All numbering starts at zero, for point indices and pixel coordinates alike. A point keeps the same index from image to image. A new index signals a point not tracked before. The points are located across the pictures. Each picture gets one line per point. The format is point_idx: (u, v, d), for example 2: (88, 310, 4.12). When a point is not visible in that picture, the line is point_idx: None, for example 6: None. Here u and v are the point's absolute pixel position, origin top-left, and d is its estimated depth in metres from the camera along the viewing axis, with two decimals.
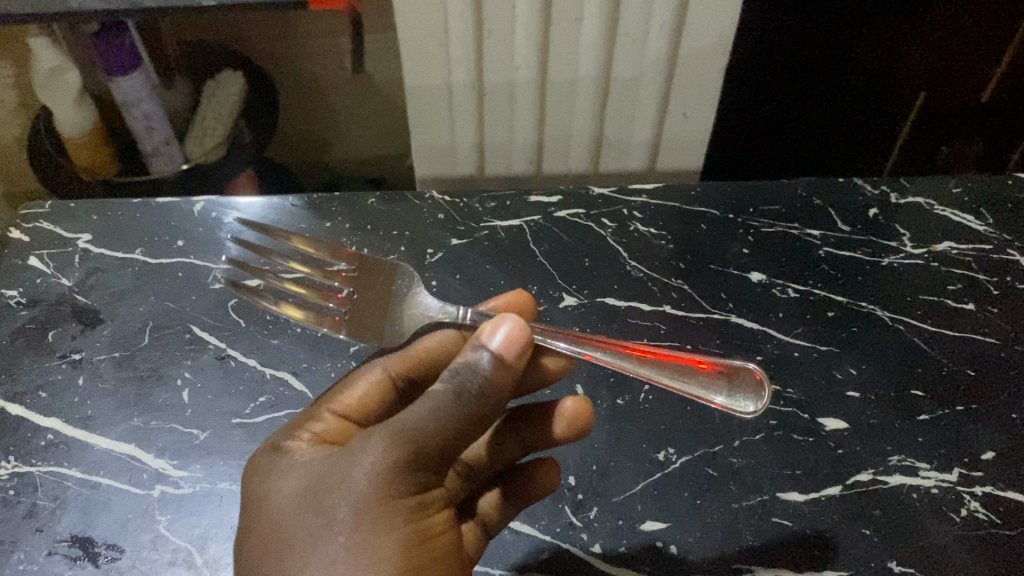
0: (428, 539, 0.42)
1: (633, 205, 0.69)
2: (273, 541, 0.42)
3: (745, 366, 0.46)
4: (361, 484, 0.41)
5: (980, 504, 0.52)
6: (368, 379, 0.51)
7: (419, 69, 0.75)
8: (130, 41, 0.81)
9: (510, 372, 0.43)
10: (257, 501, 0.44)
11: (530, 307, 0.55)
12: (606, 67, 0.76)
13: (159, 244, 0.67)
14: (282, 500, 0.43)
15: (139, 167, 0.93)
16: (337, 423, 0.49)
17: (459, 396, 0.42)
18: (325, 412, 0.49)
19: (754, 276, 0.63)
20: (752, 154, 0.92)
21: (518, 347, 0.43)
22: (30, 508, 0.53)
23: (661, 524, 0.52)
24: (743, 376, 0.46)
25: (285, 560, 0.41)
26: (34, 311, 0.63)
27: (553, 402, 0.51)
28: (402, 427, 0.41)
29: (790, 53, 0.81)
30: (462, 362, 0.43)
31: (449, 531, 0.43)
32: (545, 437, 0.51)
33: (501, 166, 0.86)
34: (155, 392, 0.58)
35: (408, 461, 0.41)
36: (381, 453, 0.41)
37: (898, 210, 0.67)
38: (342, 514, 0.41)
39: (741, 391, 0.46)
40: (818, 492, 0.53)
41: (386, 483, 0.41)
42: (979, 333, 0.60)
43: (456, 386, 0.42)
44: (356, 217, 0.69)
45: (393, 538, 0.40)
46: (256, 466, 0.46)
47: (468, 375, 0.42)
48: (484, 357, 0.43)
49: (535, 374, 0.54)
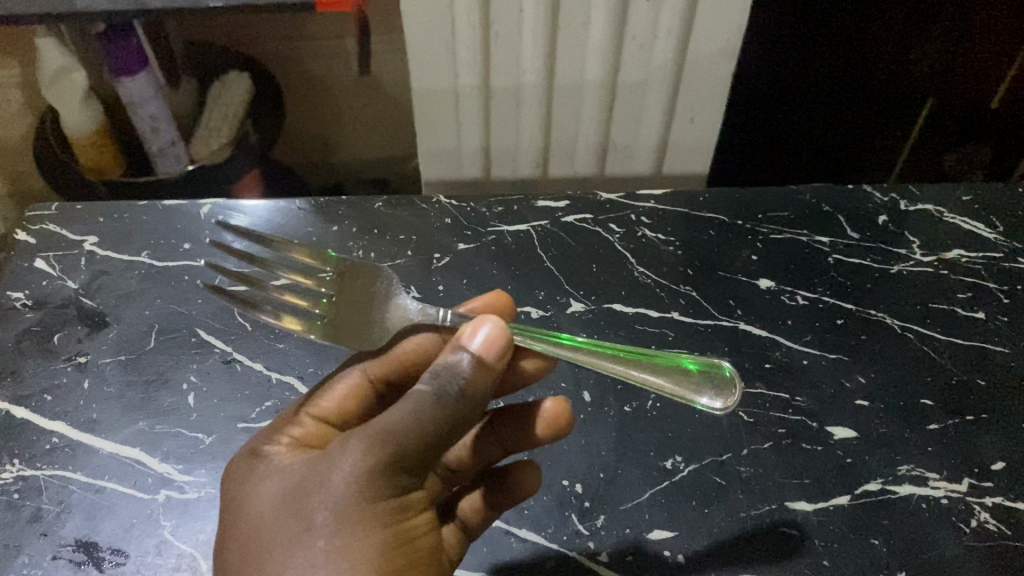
0: (408, 541, 0.42)
1: (640, 210, 0.69)
2: (253, 546, 0.42)
3: (718, 365, 0.47)
4: (340, 488, 0.41)
5: (990, 515, 0.52)
6: (347, 382, 0.54)
7: (426, 72, 0.75)
8: (138, 42, 0.81)
9: (489, 373, 0.42)
10: (240, 506, 0.44)
11: (509, 308, 0.55)
12: (613, 71, 0.75)
13: (166, 247, 0.66)
14: (266, 505, 0.43)
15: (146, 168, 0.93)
16: (315, 427, 0.51)
17: (439, 398, 0.41)
18: (303, 416, 0.51)
19: (763, 283, 0.63)
20: (761, 160, 0.92)
21: (498, 347, 0.43)
22: (34, 512, 0.53)
23: (668, 533, 0.51)
24: (716, 376, 0.47)
25: (266, 564, 0.41)
26: (40, 314, 0.62)
27: (531, 403, 0.51)
28: (382, 430, 0.41)
29: (798, 62, 0.81)
30: (442, 364, 0.42)
31: (429, 533, 0.43)
32: (526, 437, 0.51)
33: (507, 169, 0.86)
34: (161, 396, 0.58)
35: (386, 465, 0.41)
36: (361, 458, 0.41)
37: (907, 217, 0.67)
38: (321, 518, 0.40)
39: (716, 391, 0.46)
40: (826, 502, 0.52)
41: (364, 488, 0.40)
42: (990, 342, 0.59)
43: (436, 388, 0.41)
44: (363, 221, 0.68)
45: (372, 541, 0.40)
46: (237, 472, 0.46)
47: (450, 378, 0.42)
48: (463, 358, 0.42)
49: (516, 375, 0.54)
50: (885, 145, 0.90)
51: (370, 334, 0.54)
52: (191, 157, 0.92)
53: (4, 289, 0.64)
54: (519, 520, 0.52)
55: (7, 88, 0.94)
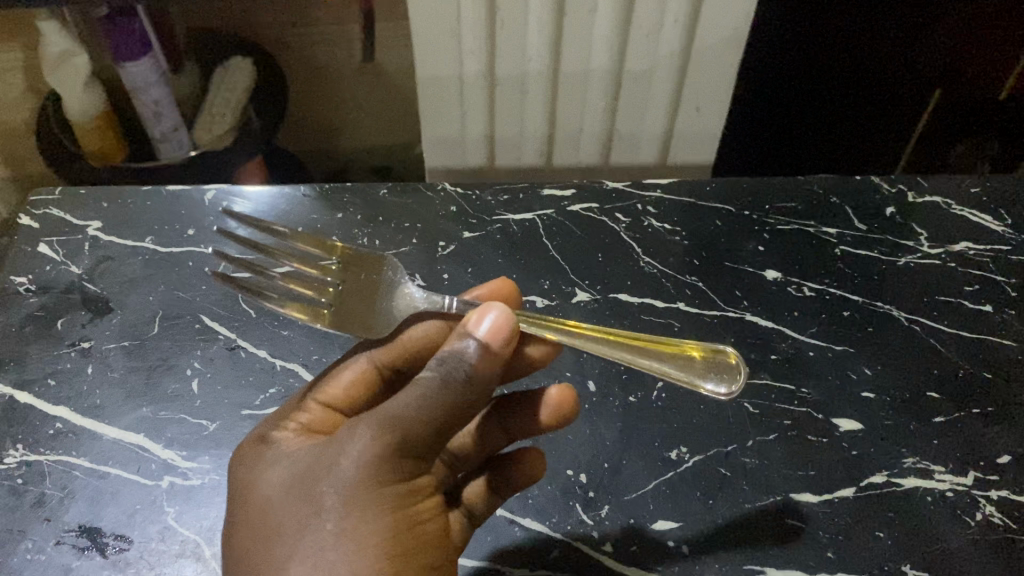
0: (415, 526, 0.42)
1: (647, 200, 0.68)
2: (261, 531, 0.41)
3: (720, 350, 0.47)
4: (349, 472, 0.40)
5: (995, 508, 0.52)
6: (354, 369, 0.54)
7: (431, 60, 0.74)
8: (140, 26, 0.80)
9: (495, 360, 0.42)
10: (246, 491, 0.44)
11: (513, 295, 0.55)
12: (619, 60, 0.75)
13: (170, 233, 0.66)
14: (272, 489, 0.43)
15: (149, 154, 0.93)
16: (322, 413, 0.52)
17: (446, 383, 0.41)
18: (310, 402, 0.52)
19: (770, 273, 0.63)
20: (771, 152, 0.91)
21: (504, 336, 0.42)
22: (38, 497, 0.53)
23: (673, 523, 0.51)
24: (719, 360, 0.47)
25: (273, 547, 0.40)
26: (44, 299, 0.62)
27: (537, 390, 0.52)
28: (390, 414, 0.41)
29: (808, 54, 0.81)
30: (449, 350, 0.42)
31: (436, 517, 0.43)
32: (532, 426, 0.51)
33: (512, 157, 0.85)
34: (165, 381, 0.58)
35: (397, 449, 0.41)
36: (371, 441, 0.41)
37: (915, 209, 0.67)
38: (330, 501, 0.40)
39: (720, 375, 0.46)
40: (831, 494, 0.52)
41: (374, 471, 0.40)
42: (997, 335, 0.59)
43: (443, 373, 0.41)
44: (368, 209, 0.68)
45: (380, 524, 0.40)
46: (243, 457, 0.46)
47: (456, 363, 0.41)
48: (470, 345, 0.41)
49: (520, 362, 0.54)
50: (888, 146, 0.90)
51: (375, 322, 0.54)
52: (194, 142, 0.93)
53: (7, 274, 0.64)
54: (524, 509, 0.52)
55: (9, 72, 0.94)
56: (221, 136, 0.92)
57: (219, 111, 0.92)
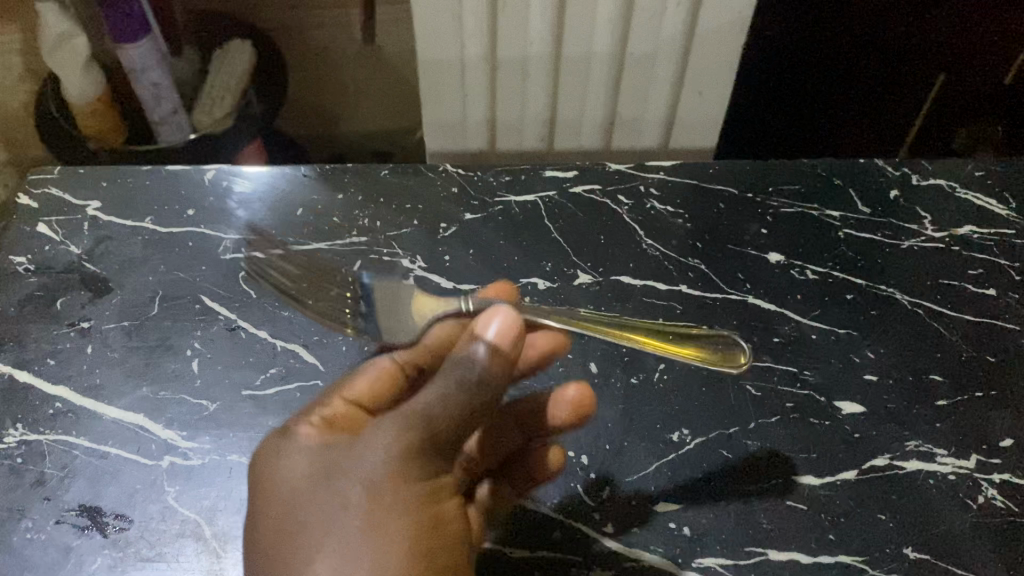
0: (439, 524, 0.43)
1: (650, 181, 0.67)
2: (283, 526, 0.42)
3: (729, 337, 0.53)
4: (373, 468, 0.42)
5: (997, 492, 0.51)
6: (378, 367, 0.51)
7: (433, 42, 0.74)
8: (140, 8, 0.80)
9: (507, 362, 0.45)
10: (263, 488, 0.44)
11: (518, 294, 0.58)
12: (622, 43, 0.74)
13: (170, 213, 0.66)
14: (289, 484, 0.43)
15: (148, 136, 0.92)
16: (345, 410, 0.49)
17: (460, 384, 0.44)
18: (333, 399, 0.49)
19: (772, 256, 0.62)
20: (772, 133, 0.91)
21: (513, 337, 0.46)
22: (38, 477, 0.53)
23: (675, 505, 0.51)
24: (730, 346, 0.52)
25: (297, 541, 0.42)
26: (43, 279, 0.62)
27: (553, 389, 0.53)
28: (412, 411, 0.43)
29: (810, 31, 0.80)
30: (462, 355, 0.45)
31: (457, 516, 0.44)
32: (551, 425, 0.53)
33: (513, 141, 0.85)
34: (165, 361, 0.58)
35: (419, 447, 0.42)
36: (394, 438, 0.42)
37: (919, 192, 0.66)
38: (355, 496, 0.42)
39: (729, 353, 0.52)
40: (833, 476, 0.52)
41: (398, 470, 0.42)
42: (1001, 319, 0.59)
43: (458, 375, 0.44)
44: (369, 189, 0.67)
45: (405, 521, 0.41)
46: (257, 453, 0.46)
47: (469, 365, 0.44)
48: (481, 349, 0.45)
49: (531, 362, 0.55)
50: (892, 129, 0.89)
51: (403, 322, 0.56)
52: (194, 127, 0.91)
53: (6, 254, 0.63)
54: (525, 490, 0.52)
55: (7, 53, 0.93)
56: (220, 120, 0.90)
57: (218, 94, 0.90)
